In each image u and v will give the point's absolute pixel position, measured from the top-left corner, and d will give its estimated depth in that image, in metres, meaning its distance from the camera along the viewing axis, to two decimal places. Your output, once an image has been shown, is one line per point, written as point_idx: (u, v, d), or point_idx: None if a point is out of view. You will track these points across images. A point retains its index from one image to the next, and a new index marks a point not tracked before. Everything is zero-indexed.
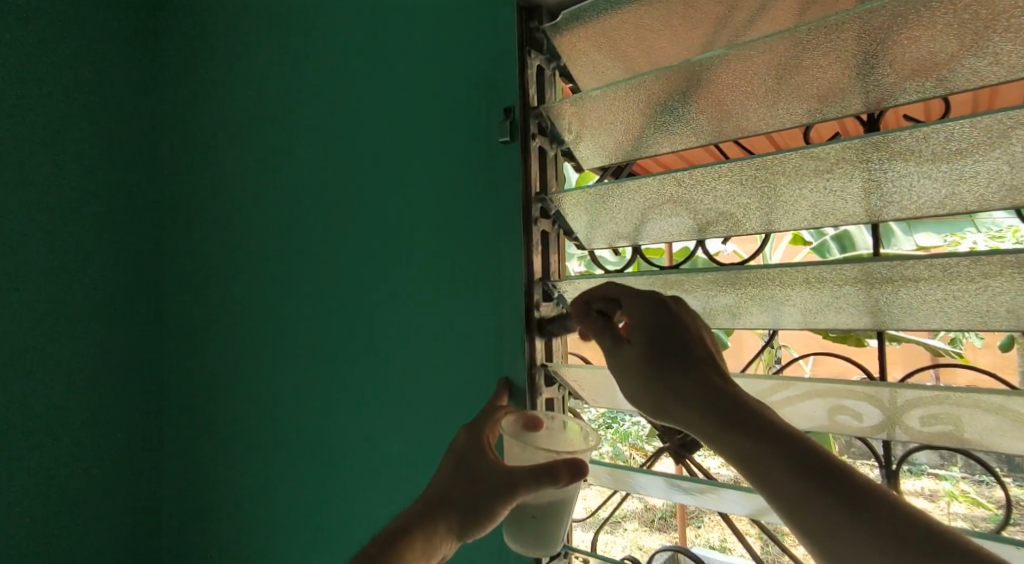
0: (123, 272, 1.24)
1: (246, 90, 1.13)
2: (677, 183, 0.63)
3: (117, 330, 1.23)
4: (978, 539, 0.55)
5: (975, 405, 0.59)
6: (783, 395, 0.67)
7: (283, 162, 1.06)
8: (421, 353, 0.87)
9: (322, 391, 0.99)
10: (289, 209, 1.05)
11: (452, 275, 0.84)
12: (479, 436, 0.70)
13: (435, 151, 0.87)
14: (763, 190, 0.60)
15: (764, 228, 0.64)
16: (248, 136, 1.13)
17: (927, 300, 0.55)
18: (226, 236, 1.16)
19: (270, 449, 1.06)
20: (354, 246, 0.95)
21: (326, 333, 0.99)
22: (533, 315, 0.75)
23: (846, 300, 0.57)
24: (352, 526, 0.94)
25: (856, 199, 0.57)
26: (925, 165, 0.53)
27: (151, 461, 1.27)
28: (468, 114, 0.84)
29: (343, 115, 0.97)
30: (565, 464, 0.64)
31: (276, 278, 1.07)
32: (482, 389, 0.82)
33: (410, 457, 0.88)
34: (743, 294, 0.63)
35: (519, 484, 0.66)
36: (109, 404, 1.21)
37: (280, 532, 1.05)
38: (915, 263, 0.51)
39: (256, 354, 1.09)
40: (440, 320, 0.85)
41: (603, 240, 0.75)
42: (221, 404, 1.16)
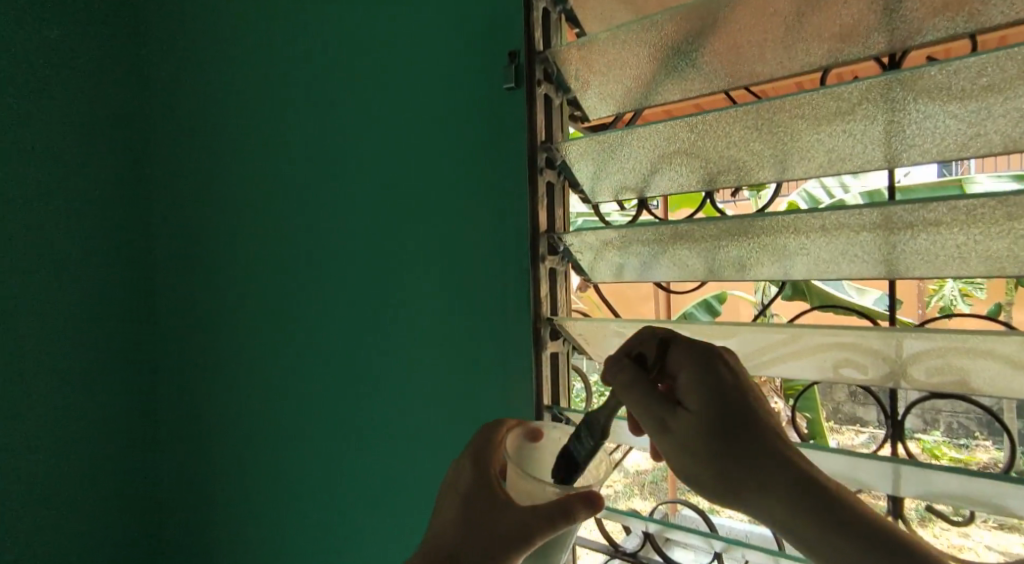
0: (119, 248, 1.21)
1: (233, 55, 1.09)
2: (690, 129, 0.61)
3: (114, 308, 1.21)
4: (985, 480, 0.56)
5: (987, 355, 0.58)
6: (789, 349, 0.66)
7: (275, 126, 1.03)
8: (424, 314, 0.87)
9: (324, 362, 0.98)
10: (281, 175, 1.03)
11: (456, 236, 0.83)
12: (487, 470, 0.68)
13: (434, 112, 0.84)
14: (779, 136, 0.58)
15: (776, 177, 0.62)
16: (235, 104, 1.09)
17: (947, 246, 0.52)
18: (216, 210, 1.14)
19: (278, 422, 1.06)
20: (352, 212, 0.94)
21: (326, 302, 0.98)
22: (539, 268, 0.74)
23: (861, 247, 0.56)
24: (361, 493, 0.96)
25: (876, 142, 0.55)
26: (950, 103, 0.50)
27: (154, 438, 1.27)
28: (467, 70, 0.81)
29: (335, 75, 0.94)
30: (580, 501, 0.62)
31: (273, 247, 1.05)
32: (487, 353, 0.82)
33: (418, 422, 0.88)
34: (755, 244, 0.61)
35: (532, 530, 0.63)
36: (109, 384, 1.20)
37: (288, 500, 1.06)
38: (937, 204, 0.49)
39: (255, 326, 1.09)
40: (444, 281, 0.85)
41: (609, 191, 0.73)
42: (221, 378, 1.15)
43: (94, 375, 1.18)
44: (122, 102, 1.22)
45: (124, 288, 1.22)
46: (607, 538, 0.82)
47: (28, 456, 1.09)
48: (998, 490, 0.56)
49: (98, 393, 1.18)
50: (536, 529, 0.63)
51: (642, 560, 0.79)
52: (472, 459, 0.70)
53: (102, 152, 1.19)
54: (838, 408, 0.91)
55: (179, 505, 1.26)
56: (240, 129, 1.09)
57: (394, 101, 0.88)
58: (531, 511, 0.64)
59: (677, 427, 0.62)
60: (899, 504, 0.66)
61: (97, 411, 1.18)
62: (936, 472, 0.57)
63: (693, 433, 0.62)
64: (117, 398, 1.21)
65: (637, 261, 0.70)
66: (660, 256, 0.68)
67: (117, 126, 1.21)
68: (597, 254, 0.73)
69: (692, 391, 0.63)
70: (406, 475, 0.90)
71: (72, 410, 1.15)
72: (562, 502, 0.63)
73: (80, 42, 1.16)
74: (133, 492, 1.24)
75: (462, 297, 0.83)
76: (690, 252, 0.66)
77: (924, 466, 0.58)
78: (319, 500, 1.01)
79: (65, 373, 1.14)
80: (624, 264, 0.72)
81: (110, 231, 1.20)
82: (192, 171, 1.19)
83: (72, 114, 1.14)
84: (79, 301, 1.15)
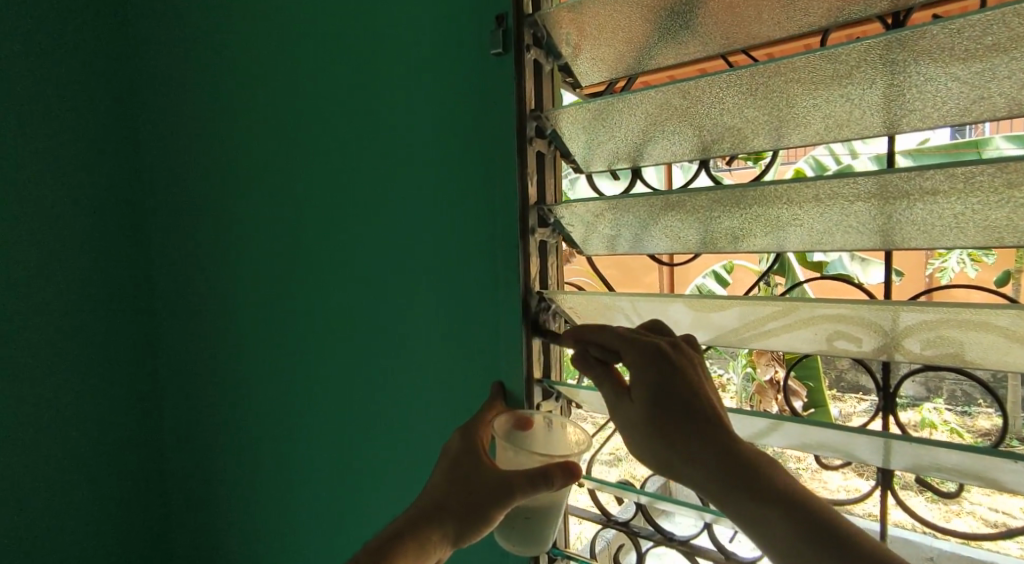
0: (115, 235, 1.19)
1: (220, 30, 1.05)
2: (682, 95, 0.59)
3: (111, 296, 1.18)
4: (978, 455, 0.54)
5: (984, 328, 0.56)
6: (781, 322, 0.65)
7: (266, 99, 1.00)
8: (418, 293, 0.85)
9: (321, 344, 0.98)
10: (274, 151, 1.00)
11: (449, 213, 0.81)
12: (474, 441, 0.72)
13: (426, 89, 0.81)
14: (773, 102, 0.56)
15: (772, 144, 0.60)
16: (225, 77, 1.06)
17: (943, 216, 0.51)
18: (209, 190, 1.11)
19: (276, 404, 1.06)
20: (347, 190, 0.91)
21: (320, 281, 0.96)
22: (528, 240, 0.73)
23: (856, 218, 0.54)
24: (361, 475, 0.96)
25: (875, 107, 0.52)
26: (952, 65, 0.48)
27: (155, 426, 1.27)
28: (459, 42, 0.78)
29: (326, 45, 0.91)
30: (561, 470, 0.65)
31: (267, 226, 1.03)
32: (480, 331, 0.80)
33: (416, 403, 0.88)
34: (747, 216, 0.59)
35: (514, 487, 0.66)
36: (109, 373, 1.19)
37: (288, 484, 1.06)
38: (933, 173, 0.47)
39: (251, 310, 1.07)
40: (438, 258, 0.83)
41: (602, 161, 0.72)
42: (219, 363, 1.14)
43: (94, 364, 1.16)
44: (112, 83, 1.18)
45: (120, 275, 1.20)
46: (600, 507, 0.83)
47: (32, 450, 1.08)
48: (989, 465, 0.55)
49: (98, 383, 1.17)
50: (519, 487, 0.66)
51: (634, 529, 0.80)
52: (462, 429, 0.73)
53: (93, 137, 1.15)
54: (841, 375, 0.94)
55: (184, 489, 1.26)
56: (228, 107, 1.05)
57: (384, 78, 0.85)
58: (514, 471, 0.67)
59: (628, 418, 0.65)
60: (890, 476, 0.65)
61: (99, 400, 1.17)
62: (927, 449, 0.56)
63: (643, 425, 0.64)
64: (118, 387, 1.20)
65: (629, 233, 0.69)
66: (652, 226, 0.67)
67: (108, 109, 1.17)
68: (590, 227, 0.72)
69: (639, 385, 0.64)
70: (406, 459, 0.90)
71: (75, 400, 1.14)
72: (544, 467, 0.66)
73: (65, 14, 1.10)
74: (138, 480, 1.24)
75: (458, 278, 0.81)
76: (683, 222, 0.64)
77: (914, 441, 0.57)
78: (319, 480, 1.01)
79: (65, 363, 1.12)
80: (616, 235, 0.71)
81: (106, 218, 1.17)
82: (184, 153, 1.15)
83: (62, 98, 1.10)
84: (78, 290, 1.13)
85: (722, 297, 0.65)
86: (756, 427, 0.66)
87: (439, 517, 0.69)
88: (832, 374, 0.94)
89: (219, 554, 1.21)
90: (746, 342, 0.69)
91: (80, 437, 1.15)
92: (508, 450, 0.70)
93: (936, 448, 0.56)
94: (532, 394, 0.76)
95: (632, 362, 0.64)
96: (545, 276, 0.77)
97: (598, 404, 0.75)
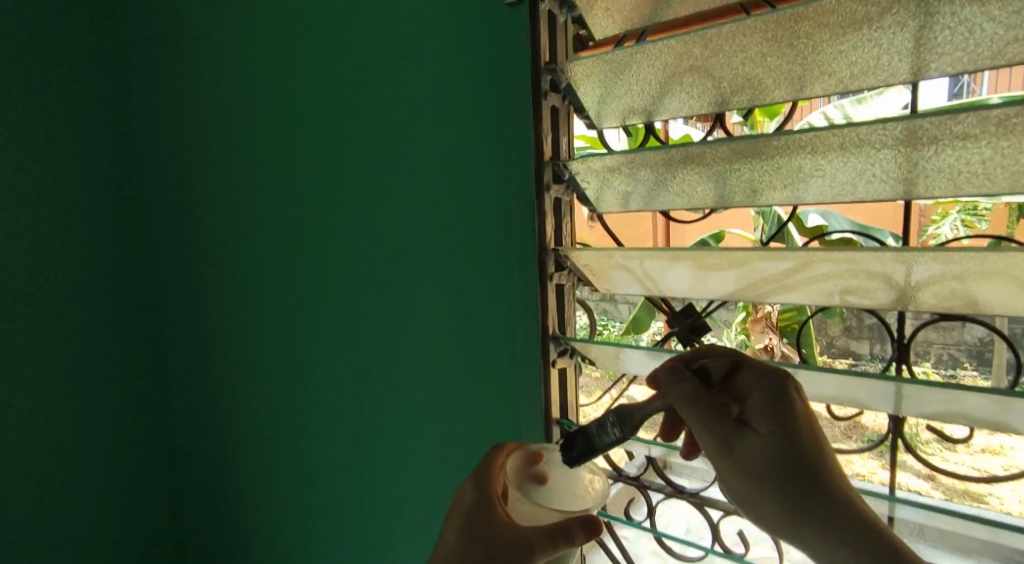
0: (122, 239, 1.15)
1: (219, 25, 1.02)
2: (704, 44, 0.58)
3: (115, 297, 1.15)
4: (986, 397, 0.56)
5: (1001, 279, 0.56)
6: (796, 276, 0.65)
7: (260, 74, 0.98)
8: (429, 272, 0.84)
9: (331, 325, 0.97)
10: (271, 127, 0.98)
11: (459, 188, 0.80)
12: (487, 493, 0.69)
13: (437, 83, 0.79)
14: (799, 50, 0.55)
15: (793, 96, 0.58)
16: (217, 58, 1.04)
17: (970, 163, 0.50)
18: (208, 179, 1.10)
19: (289, 388, 1.05)
20: (352, 165, 0.89)
21: (326, 260, 0.95)
22: (544, 195, 0.74)
23: (880, 166, 0.53)
24: (376, 456, 0.95)
25: (903, 53, 0.51)
26: (988, 4, 0.47)
27: (164, 426, 1.25)
28: (469, 33, 0.75)
29: (318, 13, 0.88)
30: (583, 525, 0.63)
31: (269, 207, 1.01)
32: (495, 301, 0.80)
33: (430, 386, 0.87)
34: (768, 167, 0.59)
35: (533, 546, 0.63)
36: (111, 374, 1.15)
37: (304, 471, 1.06)
38: (965, 116, 0.47)
39: (260, 303, 1.06)
40: (449, 234, 0.82)
41: (614, 116, 0.70)
42: (231, 361, 1.13)
43: (98, 366, 1.13)
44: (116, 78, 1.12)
45: (122, 275, 1.16)
46: (611, 463, 0.86)
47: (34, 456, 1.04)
48: (1003, 411, 0.56)
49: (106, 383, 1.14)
50: (538, 543, 0.63)
51: (644, 483, 0.83)
52: (473, 481, 0.70)
53: (90, 134, 1.09)
54: (832, 342, 0.84)
55: (202, 484, 1.25)
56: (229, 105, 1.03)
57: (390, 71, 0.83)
58: (534, 529, 0.64)
59: (733, 447, 0.63)
60: (900, 425, 0.66)
61: (105, 401, 1.14)
62: (942, 392, 0.57)
63: (751, 457, 0.63)
64: (126, 390, 1.18)
65: (643, 188, 0.68)
66: (667, 181, 0.66)
67: (103, 105, 1.11)
68: (604, 181, 0.71)
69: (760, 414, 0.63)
70: (421, 445, 0.90)
71: (75, 401, 1.10)
72: (566, 523, 0.64)
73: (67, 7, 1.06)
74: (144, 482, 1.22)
75: (471, 251, 0.80)
76: (700, 176, 0.63)
77: (924, 386, 0.58)
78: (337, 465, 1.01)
79: (66, 366, 1.08)
80: (630, 191, 0.70)
81: (103, 215, 1.12)
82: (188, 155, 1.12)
83: (61, 99, 1.05)
84: (79, 291, 1.10)
85: (737, 251, 0.66)
86: None
87: None
88: (825, 338, 0.85)
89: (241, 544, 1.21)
90: (759, 299, 0.69)
91: (82, 438, 1.11)
92: (522, 503, 0.67)
93: (952, 391, 0.57)
94: (545, 351, 0.79)
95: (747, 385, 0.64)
96: (561, 233, 0.78)
97: (609, 360, 0.76)
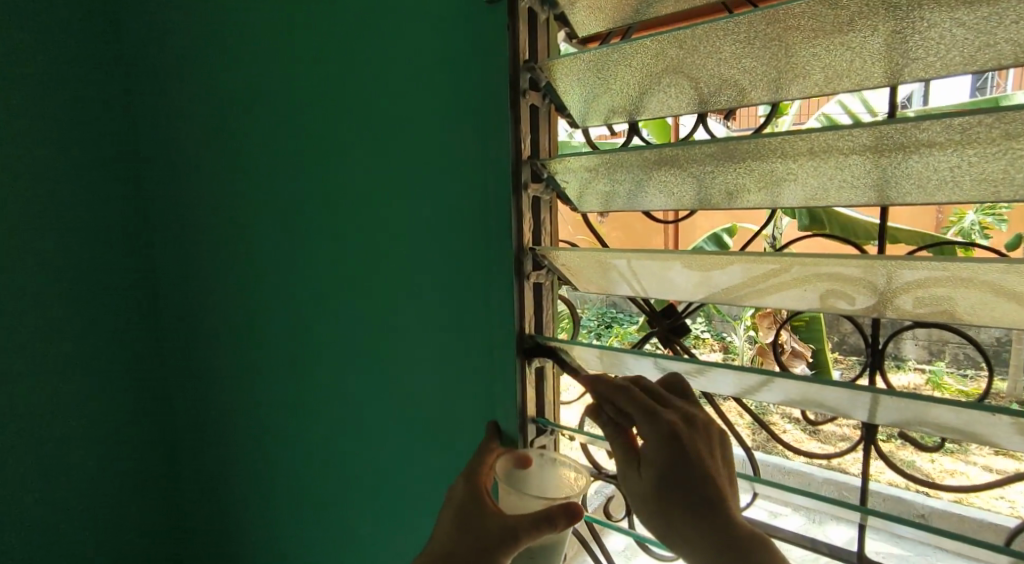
0: (104, 226, 1.24)
1: (224, 57, 1.06)
2: (680, 45, 0.57)
3: (99, 286, 1.25)
4: (957, 404, 0.55)
5: (974, 284, 0.56)
6: (770, 283, 0.65)
7: (256, 101, 1.02)
8: (418, 285, 0.86)
9: (335, 339, 0.99)
10: (274, 144, 1.01)
11: (443, 203, 0.81)
12: (477, 485, 0.75)
13: (428, 89, 0.80)
14: (774, 52, 0.54)
15: (770, 98, 0.59)
16: (219, 90, 1.08)
17: (938, 169, 0.50)
18: (223, 206, 1.13)
19: (305, 404, 1.08)
20: (346, 179, 0.91)
21: (328, 273, 0.97)
22: (520, 195, 0.73)
23: (852, 172, 0.53)
24: (379, 470, 0.98)
25: (876, 55, 0.51)
26: (958, 10, 0.46)
27: (162, 411, 1.38)
28: (465, 41, 0.75)
29: (306, 35, 0.92)
30: (563, 511, 0.69)
31: (281, 229, 1.04)
32: (471, 309, 0.81)
33: (423, 398, 0.89)
34: (742, 169, 0.58)
35: (520, 531, 0.70)
36: (105, 375, 1.28)
37: (323, 481, 1.08)
38: (930, 124, 0.46)
39: (262, 304, 1.11)
40: (438, 248, 0.83)
41: (598, 115, 0.71)
42: (239, 363, 1.19)
43: (85, 363, 1.24)
44: None
45: (103, 275, 1.25)
46: (593, 461, 0.83)
47: (76, 490, 1.25)
48: (975, 420, 0.55)
49: (83, 379, 1.24)
50: (523, 530, 0.70)
51: None
52: (465, 475, 0.77)
53: (84, 163, 1.20)
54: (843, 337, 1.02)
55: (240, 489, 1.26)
56: (237, 114, 1.06)
57: (394, 80, 0.83)
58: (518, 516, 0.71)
59: (636, 475, 0.70)
60: (874, 431, 0.68)
61: (141, 429, 1.35)
62: (913, 402, 0.57)
63: (648, 491, 0.68)
64: (118, 371, 1.30)
65: (624, 189, 0.68)
66: (646, 182, 0.65)
67: (111, 115, 1.22)
68: (585, 183, 0.71)
69: (652, 456, 0.68)
70: (421, 457, 0.91)
71: (116, 427, 1.31)
72: (547, 510, 0.70)
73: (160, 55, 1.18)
74: (150, 478, 1.38)
75: (453, 262, 0.82)
76: (679, 177, 0.63)
77: (900, 396, 0.57)
78: (350, 480, 1.02)
79: (78, 363, 1.23)
80: (612, 192, 0.69)
81: (111, 215, 1.24)
82: (196, 163, 1.17)
83: None
84: (99, 277, 1.24)
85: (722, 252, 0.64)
86: (748, 383, 0.66)
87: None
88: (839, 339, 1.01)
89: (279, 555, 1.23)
90: (742, 301, 0.68)
91: (104, 498, 1.30)
92: (511, 493, 0.75)
93: (924, 402, 0.56)
94: (523, 349, 0.77)
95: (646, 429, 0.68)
96: (538, 230, 0.77)
97: (592, 360, 0.76)
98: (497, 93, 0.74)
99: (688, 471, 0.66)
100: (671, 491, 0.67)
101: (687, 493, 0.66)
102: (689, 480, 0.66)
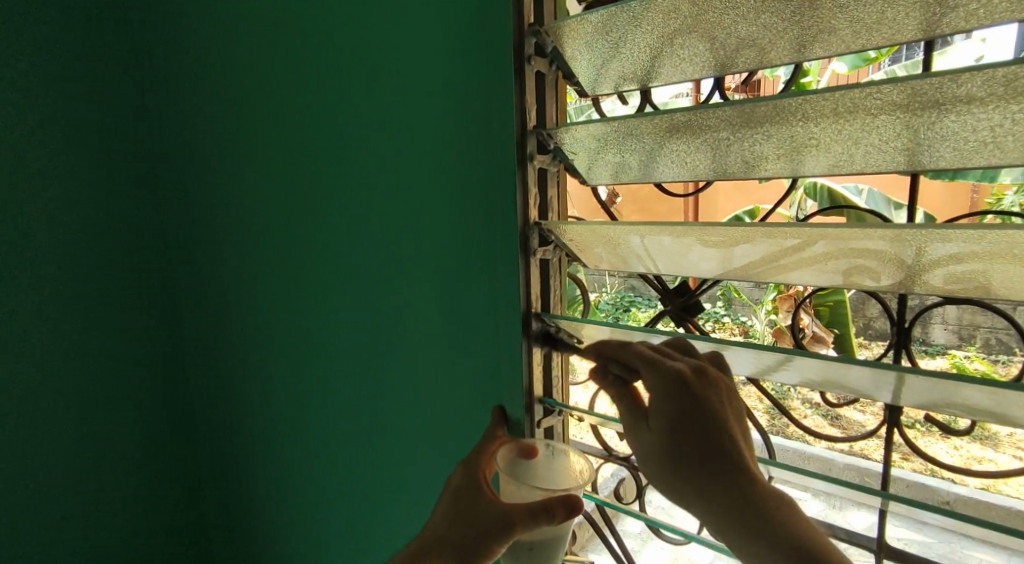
0: (115, 222, 1.26)
1: (225, 39, 1.04)
2: (695, 1, 0.53)
3: (112, 281, 1.27)
4: (993, 387, 0.51)
5: (1012, 259, 0.51)
6: (790, 258, 0.61)
7: (256, 81, 1.01)
8: (420, 266, 0.84)
9: (341, 323, 0.97)
10: (276, 126, 0.99)
11: (444, 181, 0.79)
12: (476, 473, 0.73)
13: (426, 65, 0.77)
14: (799, 6, 0.50)
15: (794, 57, 0.55)
16: (222, 73, 1.07)
17: (976, 128, 0.46)
18: (230, 193, 1.13)
19: (311, 389, 1.07)
20: (346, 159, 0.89)
21: (330, 256, 0.96)
22: (525, 167, 0.70)
23: (881, 134, 0.49)
24: (384, 455, 0.96)
25: (911, 6, 0.46)
26: None
27: (178, 394, 1.40)
28: (461, 18, 0.73)
29: (305, 11, 0.90)
30: (563, 505, 0.67)
31: (285, 212, 1.02)
32: (473, 290, 0.79)
33: (426, 382, 0.87)
34: (760, 134, 0.54)
35: (516, 522, 0.68)
36: (119, 358, 1.30)
37: (329, 466, 1.07)
38: (968, 76, 0.42)
39: (267, 291, 1.10)
40: (440, 228, 0.81)
41: (609, 83, 0.67)
42: (248, 352, 1.19)
43: (100, 356, 1.27)
44: None
45: (115, 271, 1.27)
46: (602, 443, 0.81)
47: (94, 472, 1.28)
48: (1012, 403, 0.51)
49: (96, 372, 1.27)
50: (519, 521, 0.68)
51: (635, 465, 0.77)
52: (464, 463, 0.75)
53: (92, 151, 1.21)
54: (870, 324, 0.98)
55: (253, 475, 1.27)
56: (239, 98, 1.05)
57: (394, 56, 0.80)
58: (515, 507, 0.69)
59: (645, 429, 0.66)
60: (897, 414, 0.63)
61: (154, 412, 1.37)
62: (943, 383, 0.53)
63: (658, 447, 0.65)
64: (132, 363, 1.32)
65: (636, 159, 0.64)
66: (658, 151, 0.62)
67: (117, 101, 1.23)
68: (594, 153, 0.67)
69: (658, 409, 0.64)
70: (426, 443, 0.90)
71: (134, 410, 1.34)
72: (546, 501, 0.68)
73: (167, 42, 1.18)
74: (167, 468, 1.41)
75: (456, 243, 0.79)
76: (693, 145, 0.59)
77: (927, 377, 0.53)
78: (357, 464, 1.01)
79: (86, 349, 1.24)
80: (623, 162, 0.66)
81: (123, 201, 1.26)
82: (204, 154, 1.17)
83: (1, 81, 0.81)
84: (109, 262, 1.25)
85: (739, 226, 0.60)
86: (762, 362, 0.63)
87: (437, 549, 0.72)
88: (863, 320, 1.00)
89: (288, 539, 1.23)
90: (759, 277, 0.65)
91: (124, 479, 1.34)
92: (512, 483, 0.72)
93: (954, 383, 0.52)
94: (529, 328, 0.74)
95: (653, 385, 0.64)
96: (544, 204, 0.74)
97: (602, 339, 0.73)
98: (499, 63, 0.70)
99: (698, 418, 0.62)
100: (683, 442, 0.63)
101: (700, 444, 0.62)
102: (700, 430, 0.62)
